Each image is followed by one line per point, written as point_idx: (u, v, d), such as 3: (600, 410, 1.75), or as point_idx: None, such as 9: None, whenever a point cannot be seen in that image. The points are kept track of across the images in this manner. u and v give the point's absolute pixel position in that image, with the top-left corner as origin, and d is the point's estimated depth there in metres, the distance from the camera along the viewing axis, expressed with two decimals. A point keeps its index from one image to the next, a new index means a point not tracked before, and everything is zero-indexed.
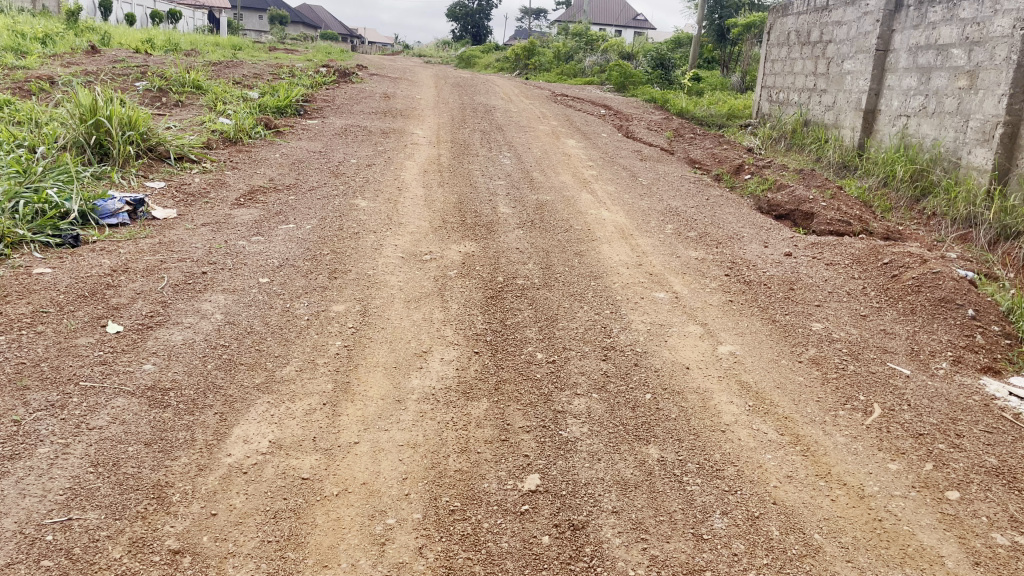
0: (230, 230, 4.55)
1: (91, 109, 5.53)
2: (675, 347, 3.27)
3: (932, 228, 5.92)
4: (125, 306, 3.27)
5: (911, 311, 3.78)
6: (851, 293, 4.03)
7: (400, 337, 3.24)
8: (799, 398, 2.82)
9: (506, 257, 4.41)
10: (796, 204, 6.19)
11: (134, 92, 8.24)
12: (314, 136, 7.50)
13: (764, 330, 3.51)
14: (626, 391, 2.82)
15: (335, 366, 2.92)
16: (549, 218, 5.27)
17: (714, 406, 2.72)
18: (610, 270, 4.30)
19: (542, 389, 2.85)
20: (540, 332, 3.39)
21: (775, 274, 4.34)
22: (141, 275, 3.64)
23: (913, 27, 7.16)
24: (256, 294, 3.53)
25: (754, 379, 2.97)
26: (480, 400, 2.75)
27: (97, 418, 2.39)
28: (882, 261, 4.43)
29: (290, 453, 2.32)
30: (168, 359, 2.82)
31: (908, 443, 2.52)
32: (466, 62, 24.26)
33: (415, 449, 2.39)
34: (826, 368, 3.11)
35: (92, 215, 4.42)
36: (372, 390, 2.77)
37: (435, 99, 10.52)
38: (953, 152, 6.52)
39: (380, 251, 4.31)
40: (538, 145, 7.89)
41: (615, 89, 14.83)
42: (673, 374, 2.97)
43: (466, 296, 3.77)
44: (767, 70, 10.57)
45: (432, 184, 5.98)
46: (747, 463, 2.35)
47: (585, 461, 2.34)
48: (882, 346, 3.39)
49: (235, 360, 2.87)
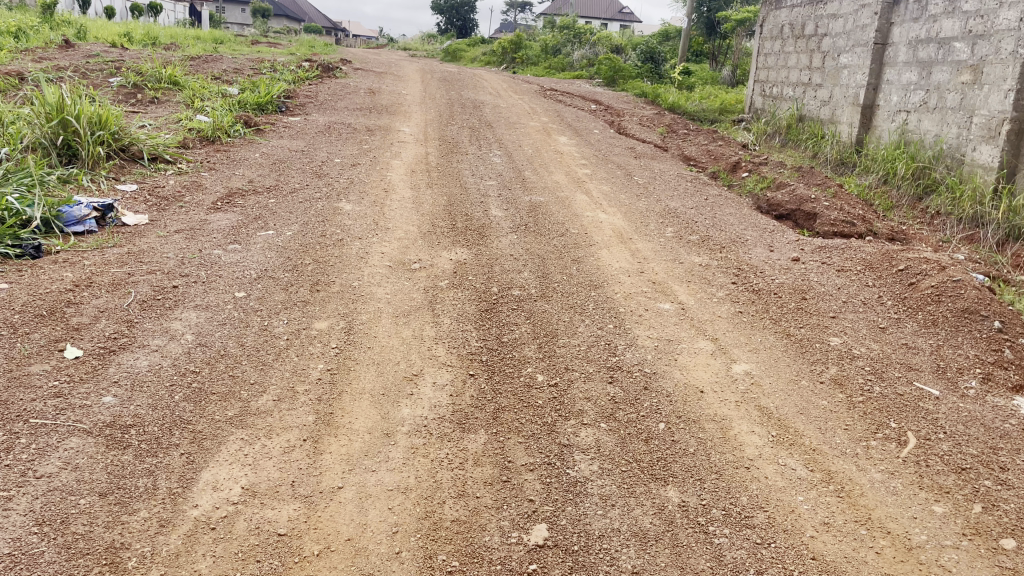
0: (205, 237, 4.27)
1: (57, 108, 5.22)
2: (686, 367, 3.02)
3: (938, 228, 5.71)
4: (86, 326, 2.99)
5: (932, 323, 3.55)
6: (867, 303, 3.80)
7: (389, 358, 2.98)
8: (825, 426, 2.58)
9: (500, 264, 4.15)
10: (797, 204, 5.97)
11: (108, 87, 7.91)
12: (297, 135, 7.21)
13: (779, 346, 3.28)
14: (638, 420, 2.57)
15: (318, 395, 2.65)
16: (543, 222, 5.02)
17: (735, 437, 2.48)
18: (610, 278, 4.06)
19: (544, 418, 2.59)
20: (541, 350, 3.13)
21: (784, 282, 4.10)
22: (106, 289, 3.36)
23: (912, 20, 6.94)
24: (231, 311, 3.26)
25: (774, 405, 2.72)
26: (477, 432, 2.50)
27: (47, 464, 2.12)
28: (896, 267, 4.17)
29: (265, 502, 2.06)
30: (131, 390, 2.55)
31: (951, 480, 2.29)
32: (452, 56, 23.97)
33: (406, 495, 2.13)
34: (850, 390, 2.87)
35: (56, 222, 4.13)
36: (358, 422, 2.50)
37: (421, 94, 10.22)
38: (957, 150, 6.31)
39: (366, 260, 4.04)
40: (528, 142, 7.62)
41: (605, 83, 14.56)
42: (687, 400, 2.73)
43: (458, 310, 3.51)
44: (761, 64, 10.33)
45: (421, 185, 5.71)
46: (778, 507, 2.11)
47: (597, 507, 2.09)
48: (907, 362, 3.16)
49: (206, 389, 2.60)
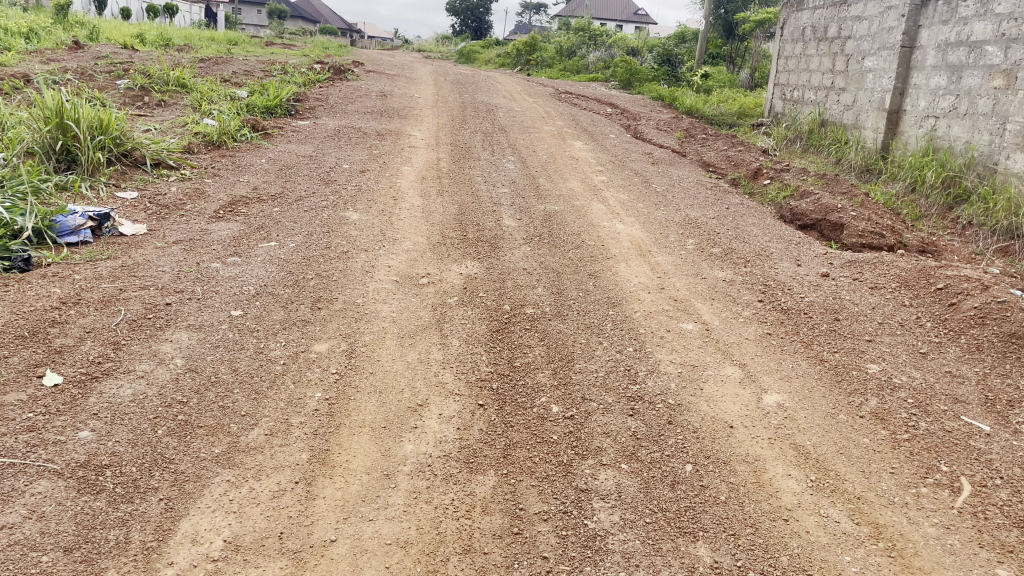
0: (204, 249, 4.07)
1: (57, 112, 5.01)
2: (713, 398, 2.79)
3: (971, 239, 5.44)
4: (70, 349, 2.79)
5: (977, 348, 3.31)
6: (904, 324, 3.56)
7: (393, 386, 2.76)
8: (869, 469, 2.36)
9: (512, 279, 3.94)
10: (823, 214, 5.73)
11: (114, 90, 7.76)
12: (305, 139, 7.03)
13: (812, 373, 3.04)
14: (662, 460, 2.35)
15: (314, 429, 2.44)
16: (558, 232, 4.80)
17: (770, 482, 2.26)
18: (629, 294, 3.83)
19: (560, 457, 2.37)
20: (555, 376, 2.91)
21: (815, 300, 3.86)
22: (94, 307, 3.17)
23: (942, 22, 6.68)
24: (225, 331, 3.06)
25: (812, 443, 2.50)
26: (486, 473, 2.28)
27: (11, 513, 1.92)
28: (934, 285, 3.92)
29: (249, 558, 1.85)
30: (110, 423, 2.34)
31: (1014, 536, 2.07)
32: (466, 57, 23.79)
33: (406, 551, 1.92)
34: (893, 426, 2.64)
35: (48, 233, 3.93)
36: (356, 461, 2.30)
37: (433, 98, 10.02)
38: (989, 157, 6.04)
39: (372, 274, 3.84)
40: (543, 147, 7.41)
41: (620, 86, 14.32)
42: (715, 437, 2.50)
43: (468, 330, 3.30)
44: (782, 67, 10.06)
45: (431, 193, 5.51)
46: (824, 570, 1.89)
47: (620, 568, 1.87)
48: (951, 393, 2.92)
49: (193, 423, 2.39)
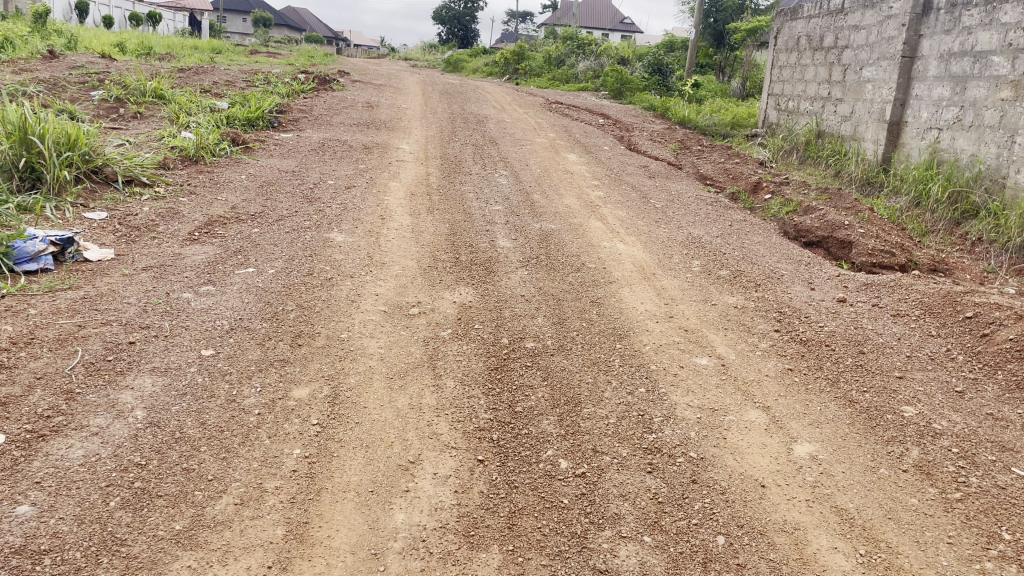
0: (175, 276, 3.75)
1: (20, 127, 4.70)
2: (740, 450, 2.50)
3: (982, 257, 5.20)
4: (16, 400, 2.47)
5: (1016, 385, 3.04)
6: (935, 359, 3.29)
7: (380, 440, 2.45)
8: (923, 538, 2.09)
9: (510, 308, 3.65)
10: (830, 231, 5.48)
11: (89, 102, 7.44)
12: (287, 153, 6.72)
13: (844, 418, 2.76)
14: (689, 530, 2.07)
15: (291, 495, 2.14)
16: (556, 254, 4.52)
17: (815, 561, 1.98)
18: (637, 325, 3.54)
19: (573, 527, 2.08)
20: (562, 424, 2.61)
21: (836, 330, 3.59)
22: (49, 347, 2.85)
23: (944, 32, 6.46)
24: (194, 375, 2.75)
25: (855, 506, 2.22)
26: (490, 549, 1.99)
27: None
28: (961, 313, 3.66)
29: None
30: (54, 494, 2.04)
31: None
32: (454, 66, 23.49)
33: None
34: (942, 482, 2.37)
35: (3, 261, 3.60)
36: (340, 536, 2.00)
37: (422, 108, 9.73)
38: (997, 171, 5.80)
39: (357, 304, 3.54)
40: (536, 161, 7.12)
41: (611, 95, 14.10)
42: (747, 500, 2.22)
43: (463, 368, 3.00)
44: (776, 76, 9.83)
45: (420, 211, 5.21)
46: None
47: None
48: (997, 440, 2.64)
49: (151, 491, 2.09)
